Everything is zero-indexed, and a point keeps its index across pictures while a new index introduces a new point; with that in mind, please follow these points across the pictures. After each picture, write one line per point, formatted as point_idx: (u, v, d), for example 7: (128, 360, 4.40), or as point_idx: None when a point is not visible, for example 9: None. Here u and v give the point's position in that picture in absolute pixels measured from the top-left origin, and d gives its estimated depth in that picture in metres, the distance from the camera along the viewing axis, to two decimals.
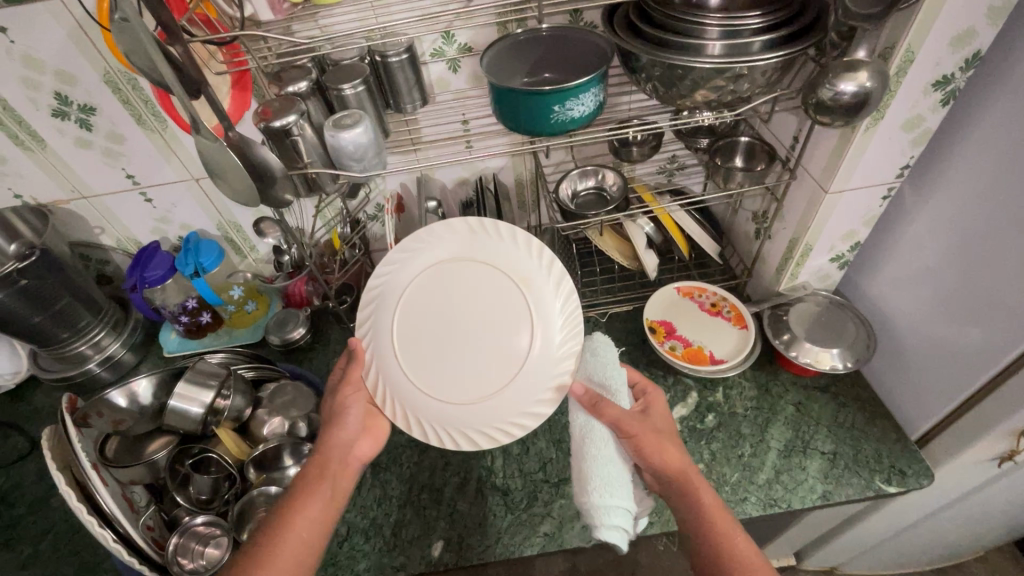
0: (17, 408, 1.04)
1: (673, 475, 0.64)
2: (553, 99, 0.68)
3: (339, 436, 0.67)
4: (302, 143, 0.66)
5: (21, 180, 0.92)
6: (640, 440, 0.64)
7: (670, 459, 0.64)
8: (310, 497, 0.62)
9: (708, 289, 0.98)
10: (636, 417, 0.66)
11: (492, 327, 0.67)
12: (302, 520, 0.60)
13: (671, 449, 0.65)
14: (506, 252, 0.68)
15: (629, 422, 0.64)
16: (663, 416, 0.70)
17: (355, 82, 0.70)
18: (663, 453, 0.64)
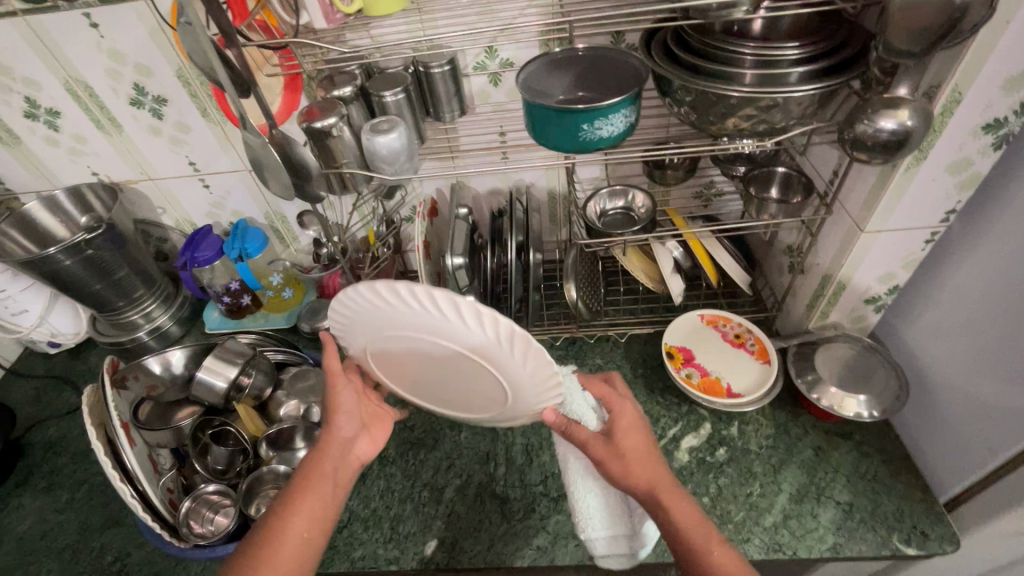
0: (74, 365, 1.14)
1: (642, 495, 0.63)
2: (583, 118, 0.69)
3: (341, 432, 0.66)
4: (339, 143, 0.70)
5: (98, 160, 1.01)
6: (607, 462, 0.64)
7: (635, 479, 0.63)
8: (306, 495, 0.61)
9: (733, 319, 0.96)
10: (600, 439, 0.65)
11: (462, 374, 0.63)
12: (297, 520, 0.59)
13: (638, 470, 0.63)
14: (450, 326, 0.57)
15: (596, 444, 0.65)
16: (633, 428, 0.66)
17: (396, 89, 0.74)
18: (631, 473, 0.63)
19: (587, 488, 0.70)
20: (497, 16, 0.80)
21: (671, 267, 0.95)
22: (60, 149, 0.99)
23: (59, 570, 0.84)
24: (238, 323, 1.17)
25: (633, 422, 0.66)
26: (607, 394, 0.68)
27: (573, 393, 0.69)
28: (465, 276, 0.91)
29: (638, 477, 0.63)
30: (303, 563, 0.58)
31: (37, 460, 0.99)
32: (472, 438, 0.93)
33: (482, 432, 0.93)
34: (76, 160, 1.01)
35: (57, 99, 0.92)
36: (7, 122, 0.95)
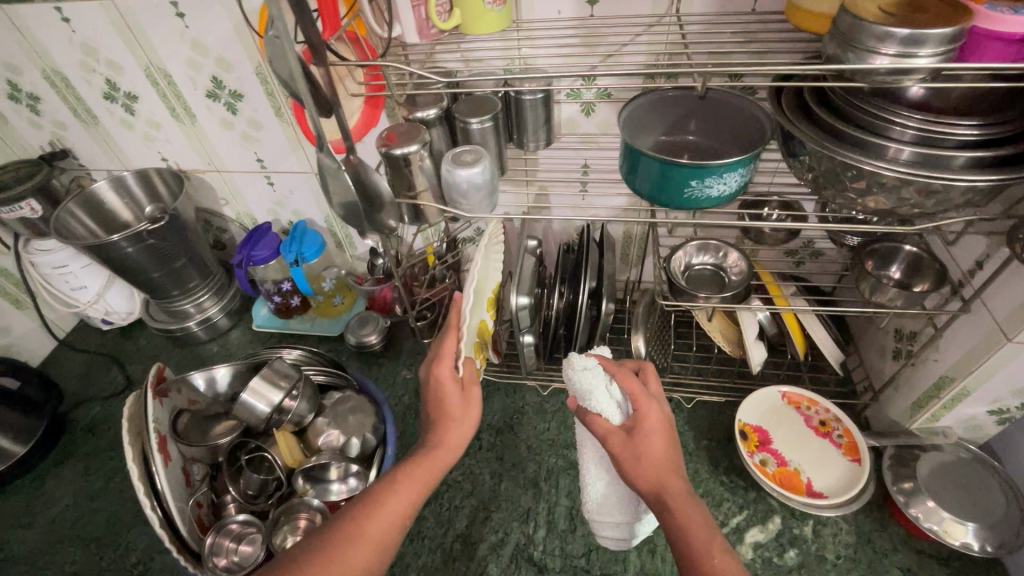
0: (125, 345, 1.15)
1: (649, 494, 0.62)
2: (690, 174, 0.61)
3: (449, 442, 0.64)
4: (418, 172, 0.65)
5: (169, 146, 1.00)
6: (621, 456, 0.64)
7: (643, 477, 0.62)
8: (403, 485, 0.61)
9: (820, 404, 0.85)
10: (620, 433, 0.66)
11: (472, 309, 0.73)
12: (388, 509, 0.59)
13: (650, 465, 0.63)
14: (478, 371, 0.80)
15: (613, 438, 0.66)
16: (655, 427, 0.65)
17: (484, 117, 0.68)
18: (641, 465, 0.62)
19: (596, 476, 0.73)
20: (601, 44, 0.73)
21: (754, 335, 0.86)
22: (133, 133, 0.98)
23: (84, 563, 0.83)
24: (285, 323, 1.15)
25: (656, 419, 0.66)
26: (635, 391, 0.67)
27: (595, 387, 0.71)
28: (528, 317, 0.85)
29: (650, 472, 0.62)
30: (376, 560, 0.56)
31: (78, 439, 0.99)
32: (512, 490, 0.86)
33: (524, 484, 0.86)
34: (148, 145, 1.00)
35: (136, 84, 0.90)
36: (87, 102, 0.94)
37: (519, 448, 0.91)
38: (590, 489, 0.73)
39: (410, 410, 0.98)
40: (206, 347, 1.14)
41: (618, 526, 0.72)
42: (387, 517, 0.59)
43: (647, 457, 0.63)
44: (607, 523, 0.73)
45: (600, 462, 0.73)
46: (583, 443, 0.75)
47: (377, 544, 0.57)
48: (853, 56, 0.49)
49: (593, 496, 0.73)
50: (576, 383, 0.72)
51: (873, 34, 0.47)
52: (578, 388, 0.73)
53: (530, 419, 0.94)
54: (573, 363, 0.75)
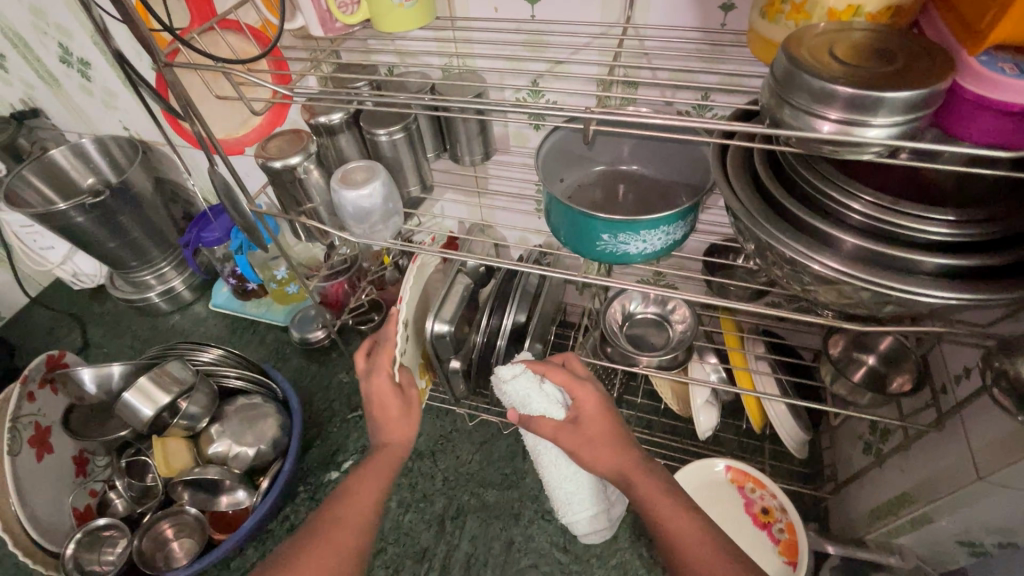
0: (91, 306, 1.16)
1: (613, 478, 0.56)
2: (602, 226, 0.51)
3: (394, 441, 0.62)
4: (306, 187, 0.58)
5: (128, 116, 0.97)
6: (577, 447, 0.58)
7: (603, 462, 0.56)
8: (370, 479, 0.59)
9: (767, 488, 0.73)
10: (564, 425, 0.60)
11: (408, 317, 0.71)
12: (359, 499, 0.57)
13: (602, 449, 0.57)
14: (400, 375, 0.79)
15: (560, 429, 0.59)
16: (597, 415, 0.60)
17: (393, 128, 0.60)
18: (595, 452, 0.57)
19: (563, 478, 0.68)
20: (546, 53, 0.63)
21: (703, 400, 0.75)
22: (93, 100, 0.96)
23: None
24: (241, 305, 1.13)
25: (595, 404, 0.60)
26: (568, 380, 0.61)
27: (529, 390, 0.62)
28: (448, 346, 0.76)
29: (611, 459, 0.56)
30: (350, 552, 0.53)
31: None
32: (416, 524, 0.81)
33: (428, 520, 0.81)
34: (109, 113, 0.98)
35: (87, 51, 0.87)
36: (47, 65, 0.92)
37: (434, 479, 0.85)
38: (558, 491, 0.69)
39: (336, 417, 0.94)
40: (165, 319, 1.14)
41: (596, 516, 0.70)
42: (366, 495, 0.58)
43: (599, 440, 0.57)
44: (584, 519, 0.70)
45: (560, 461, 0.68)
46: (532, 451, 0.70)
47: (350, 543, 0.54)
48: (790, 114, 0.38)
49: (564, 499, 0.69)
50: (510, 392, 0.63)
51: (809, 92, 0.36)
52: (513, 398, 0.64)
53: (454, 448, 0.88)
54: (498, 376, 0.65)
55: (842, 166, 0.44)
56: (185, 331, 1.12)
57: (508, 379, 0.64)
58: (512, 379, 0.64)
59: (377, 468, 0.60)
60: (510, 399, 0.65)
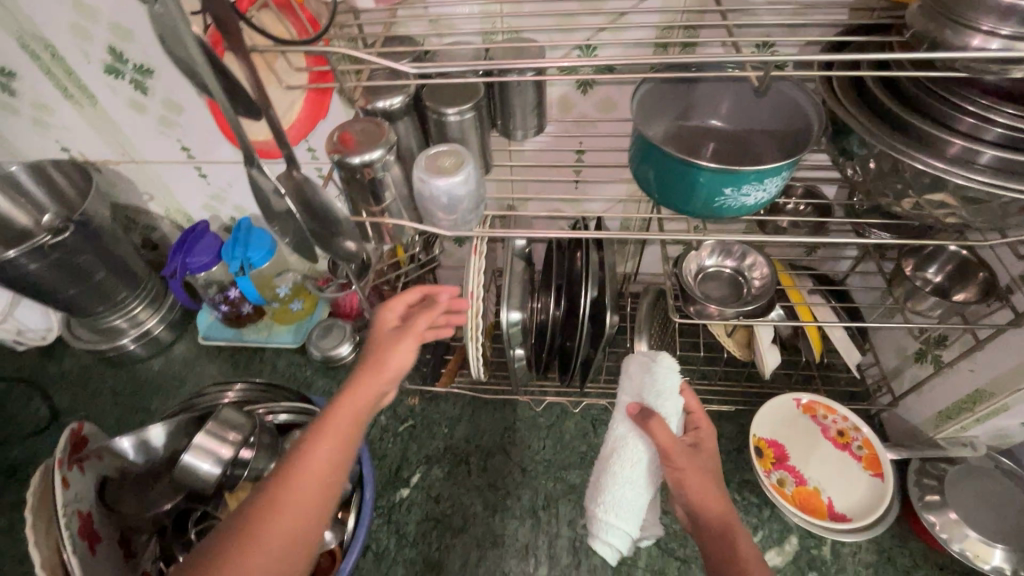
0: (46, 367, 0.98)
1: (712, 519, 0.53)
2: (722, 181, 0.50)
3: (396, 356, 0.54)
4: (384, 183, 0.51)
5: (69, 134, 0.81)
6: (683, 472, 0.55)
7: (710, 499, 0.53)
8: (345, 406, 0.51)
9: (837, 411, 0.78)
10: (682, 448, 0.56)
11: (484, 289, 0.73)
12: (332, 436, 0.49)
13: (712, 492, 0.54)
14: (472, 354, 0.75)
15: (676, 449, 0.56)
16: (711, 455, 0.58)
17: (464, 106, 0.53)
18: (707, 495, 0.54)
19: (634, 481, 0.57)
20: (603, 8, 0.59)
21: (769, 338, 0.78)
22: (19, 118, 0.79)
23: None
24: (235, 334, 0.99)
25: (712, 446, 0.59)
26: (695, 409, 0.62)
27: (671, 390, 0.60)
28: (520, 334, 0.72)
29: (713, 503, 0.53)
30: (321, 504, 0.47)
31: None
32: (508, 522, 0.78)
33: (520, 516, 0.78)
34: (41, 133, 0.81)
35: (9, 57, 0.71)
36: None
37: (513, 473, 0.82)
38: (617, 488, 0.57)
39: (388, 433, 0.87)
40: (145, 365, 0.99)
41: (627, 537, 0.58)
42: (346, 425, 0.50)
43: (711, 476, 0.55)
44: (616, 529, 0.58)
45: (640, 467, 0.58)
46: (616, 440, 0.60)
47: (335, 463, 0.49)
48: (950, 34, 0.38)
49: (619, 498, 0.57)
50: (658, 380, 0.60)
51: (980, 6, 0.37)
52: (650, 383, 0.60)
53: (523, 438, 0.86)
54: (654, 359, 0.62)
55: (978, 85, 0.46)
56: (175, 374, 0.98)
57: (660, 367, 0.61)
58: (665, 371, 0.61)
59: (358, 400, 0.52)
60: (642, 382, 0.61)
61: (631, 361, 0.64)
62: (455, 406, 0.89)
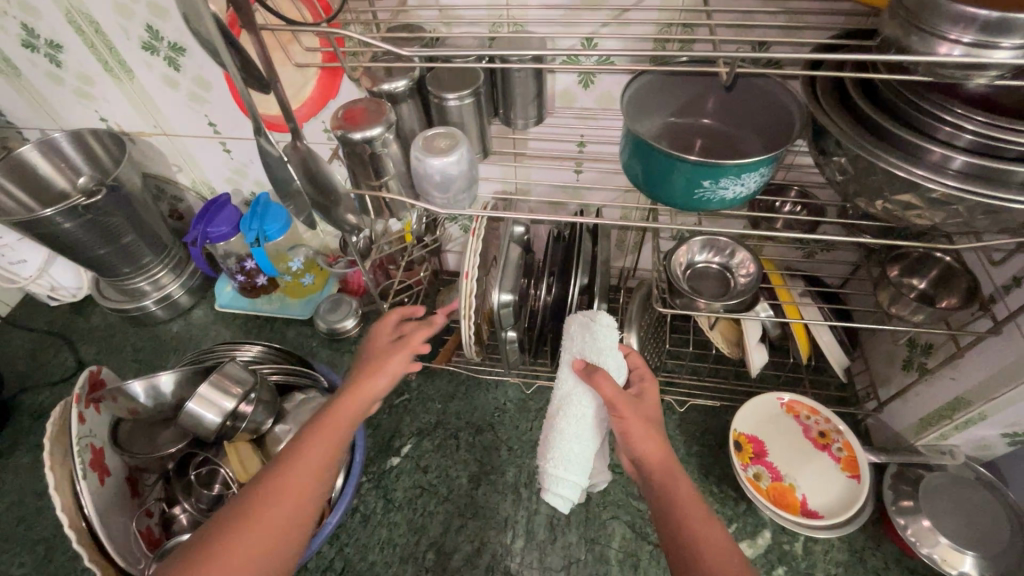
0: (76, 323, 1.06)
1: (654, 461, 0.56)
2: (700, 175, 0.52)
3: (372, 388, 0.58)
4: (384, 160, 0.54)
5: (108, 105, 0.87)
6: (628, 421, 0.58)
7: (651, 446, 0.57)
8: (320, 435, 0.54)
9: (820, 413, 0.79)
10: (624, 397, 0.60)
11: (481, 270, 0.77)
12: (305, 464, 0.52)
13: (654, 440, 0.57)
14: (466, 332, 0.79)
15: (621, 400, 0.59)
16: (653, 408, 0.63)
17: (463, 92, 0.57)
18: (648, 440, 0.57)
19: (579, 433, 0.63)
20: (605, 5, 0.61)
21: (757, 338, 0.78)
22: (65, 88, 0.86)
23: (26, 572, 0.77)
24: (250, 303, 1.06)
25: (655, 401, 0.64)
26: (641, 368, 0.68)
27: (610, 346, 0.65)
28: (511, 315, 0.76)
29: (655, 450, 0.57)
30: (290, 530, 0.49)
31: (21, 428, 0.92)
32: (491, 496, 0.81)
33: (502, 491, 0.81)
34: (84, 104, 0.88)
35: (58, 31, 0.77)
36: (4, 50, 0.82)
37: (499, 451, 0.86)
38: (563, 442, 0.62)
39: (384, 405, 0.91)
40: (165, 326, 1.05)
41: (576, 485, 0.63)
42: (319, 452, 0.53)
43: (652, 424, 0.59)
44: (566, 481, 0.62)
45: (583, 419, 0.63)
46: (562, 399, 0.65)
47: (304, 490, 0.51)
48: (918, 40, 0.40)
49: (565, 448, 0.62)
50: (598, 336, 0.65)
51: (945, 15, 0.38)
52: (591, 342, 0.65)
53: (512, 418, 0.89)
54: (594, 317, 0.67)
55: (952, 93, 0.47)
56: (191, 337, 1.04)
57: (598, 327, 0.66)
58: (606, 329, 0.66)
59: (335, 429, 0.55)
60: (582, 342, 0.66)
61: (573, 320, 0.68)
62: (449, 384, 0.93)
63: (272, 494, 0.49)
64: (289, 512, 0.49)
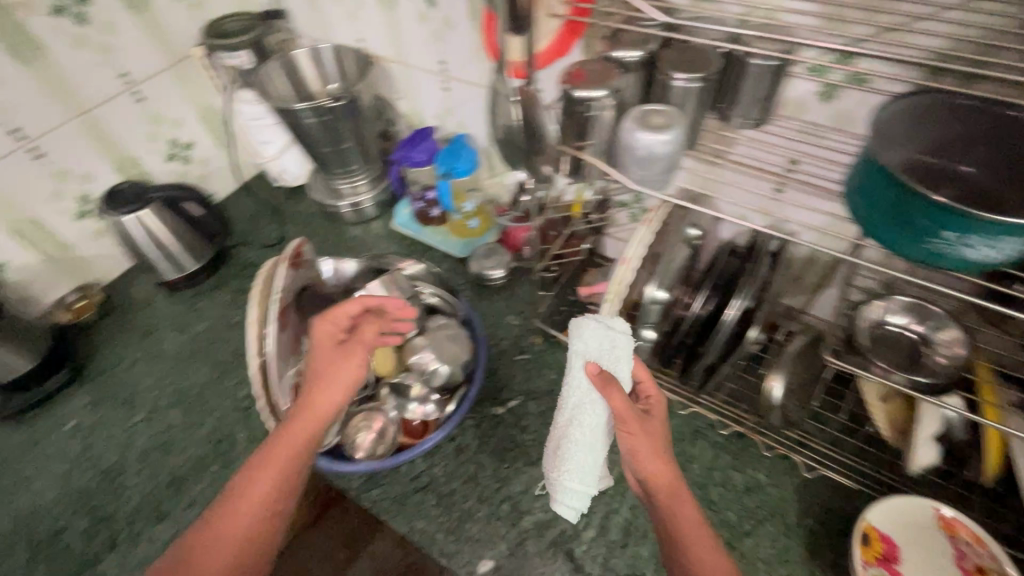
0: (288, 204, 1.27)
1: (661, 481, 0.59)
2: (945, 222, 0.45)
3: (352, 371, 0.66)
4: (596, 123, 0.56)
5: (368, 29, 1.01)
6: (637, 439, 0.59)
7: (652, 467, 0.59)
8: (302, 420, 0.63)
9: (985, 545, 0.65)
10: (632, 411, 0.60)
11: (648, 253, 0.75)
12: (289, 444, 0.62)
13: (660, 464, 0.59)
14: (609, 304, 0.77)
15: (628, 414, 0.60)
16: (659, 423, 0.63)
17: (694, 74, 0.55)
18: (657, 464, 0.59)
19: (589, 448, 0.62)
20: (883, 13, 0.55)
21: (930, 433, 0.68)
22: (341, 8, 1.01)
23: (207, 381, 0.97)
24: (420, 230, 1.17)
25: (660, 413, 0.64)
26: (647, 379, 0.66)
27: (620, 354, 0.63)
28: (656, 313, 0.74)
29: (661, 475, 0.58)
30: (285, 492, 0.61)
31: (232, 274, 1.15)
32: None
33: None
34: (350, 24, 1.03)
35: None
36: None
37: None
38: (576, 455, 0.62)
39: (504, 356, 0.96)
40: (350, 228, 1.21)
41: (587, 495, 0.63)
42: (303, 433, 0.62)
43: (655, 439, 0.60)
44: (580, 491, 0.63)
45: (596, 427, 0.62)
46: (575, 407, 0.63)
47: (289, 467, 0.61)
48: None
49: (576, 460, 0.62)
50: (611, 343, 0.63)
51: None
52: (609, 350, 0.63)
53: None
54: (614, 323, 0.65)
55: None
56: (367, 243, 1.19)
57: (618, 333, 0.64)
58: (620, 331, 0.65)
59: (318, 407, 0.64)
60: (598, 347, 0.63)
61: (584, 321, 0.65)
62: None
63: (270, 462, 0.60)
64: (277, 484, 0.60)
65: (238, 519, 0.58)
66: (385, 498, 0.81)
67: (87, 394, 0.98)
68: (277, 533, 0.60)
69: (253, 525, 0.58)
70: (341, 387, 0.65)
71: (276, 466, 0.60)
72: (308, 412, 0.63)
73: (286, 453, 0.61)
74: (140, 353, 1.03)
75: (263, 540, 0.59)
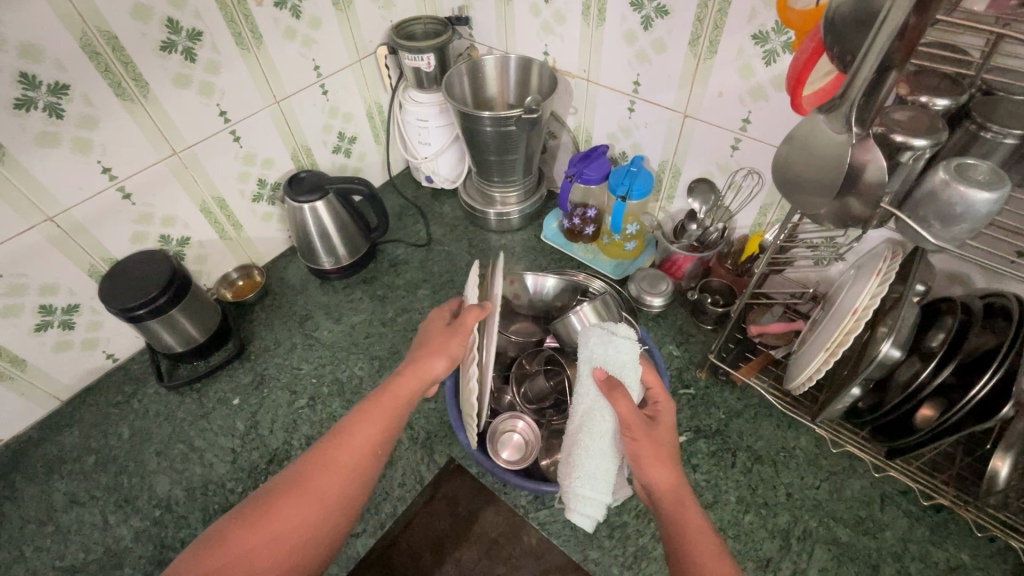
0: (433, 206, 1.29)
1: (665, 488, 0.59)
2: None
3: (433, 369, 0.68)
4: (901, 171, 0.53)
5: (559, 43, 1.02)
6: (639, 443, 0.61)
7: (659, 474, 0.60)
8: (372, 415, 0.64)
9: None
10: (638, 417, 0.63)
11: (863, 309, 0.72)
12: (361, 432, 0.62)
13: (664, 467, 0.60)
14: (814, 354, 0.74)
15: (632, 419, 0.63)
16: (669, 429, 0.64)
17: (1015, 129, 0.52)
18: (659, 468, 0.60)
19: (596, 455, 0.67)
20: None
21: None
22: (536, 20, 1.02)
23: (364, 375, 0.98)
24: (569, 246, 1.16)
25: (669, 419, 0.65)
26: (656, 385, 0.68)
27: (626, 360, 0.69)
28: (882, 371, 0.70)
29: (666, 480, 0.59)
30: (353, 483, 0.60)
31: (382, 269, 1.16)
32: (756, 529, 0.77)
33: (771, 531, 0.77)
34: (541, 36, 1.04)
35: None
36: None
37: (776, 490, 0.81)
38: (587, 461, 0.67)
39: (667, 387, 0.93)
40: (496, 236, 1.21)
41: (601, 503, 0.66)
42: (376, 426, 0.63)
43: (661, 448, 0.61)
44: (593, 499, 0.66)
45: (602, 435, 0.67)
46: (583, 417, 0.69)
47: (354, 461, 0.61)
48: None
49: (586, 470, 0.67)
50: (614, 354, 0.69)
51: None
52: (612, 356, 0.69)
53: (798, 467, 0.83)
54: (615, 329, 0.72)
55: None
56: (513, 253, 1.18)
57: (619, 339, 0.70)
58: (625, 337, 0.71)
59: (397, 398, 0.65)
60: (607, 354, 0.69)
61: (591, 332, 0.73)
62: (738, 401, 0.91)
63: (319, 475, 0.60)
64: (346, 474, 0.60)
65: (294, 512, 0.57)
66: (555, 521, 0.78)
67: (249, 372, 1.00)
68: (339, 524, 0.59)
69: (317, 509, 0.58)
70: (419, 380, 0.67)
71: (310, 493, 0.58)
72: (385, 402, 0.65)
73: (361, 440, 0.62)
74: (298, 338, 1.04)
75: (319, 535, 0.58)
